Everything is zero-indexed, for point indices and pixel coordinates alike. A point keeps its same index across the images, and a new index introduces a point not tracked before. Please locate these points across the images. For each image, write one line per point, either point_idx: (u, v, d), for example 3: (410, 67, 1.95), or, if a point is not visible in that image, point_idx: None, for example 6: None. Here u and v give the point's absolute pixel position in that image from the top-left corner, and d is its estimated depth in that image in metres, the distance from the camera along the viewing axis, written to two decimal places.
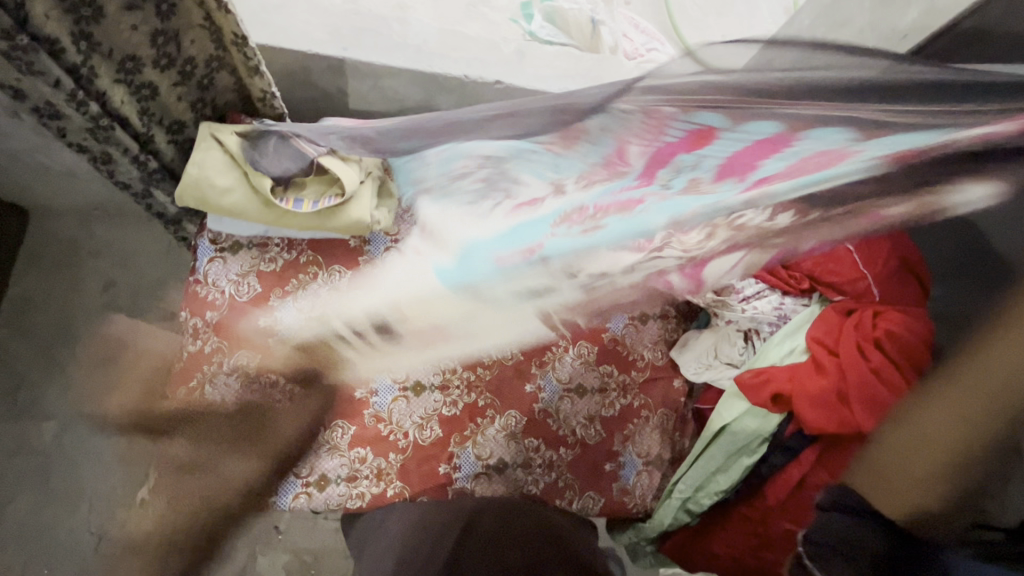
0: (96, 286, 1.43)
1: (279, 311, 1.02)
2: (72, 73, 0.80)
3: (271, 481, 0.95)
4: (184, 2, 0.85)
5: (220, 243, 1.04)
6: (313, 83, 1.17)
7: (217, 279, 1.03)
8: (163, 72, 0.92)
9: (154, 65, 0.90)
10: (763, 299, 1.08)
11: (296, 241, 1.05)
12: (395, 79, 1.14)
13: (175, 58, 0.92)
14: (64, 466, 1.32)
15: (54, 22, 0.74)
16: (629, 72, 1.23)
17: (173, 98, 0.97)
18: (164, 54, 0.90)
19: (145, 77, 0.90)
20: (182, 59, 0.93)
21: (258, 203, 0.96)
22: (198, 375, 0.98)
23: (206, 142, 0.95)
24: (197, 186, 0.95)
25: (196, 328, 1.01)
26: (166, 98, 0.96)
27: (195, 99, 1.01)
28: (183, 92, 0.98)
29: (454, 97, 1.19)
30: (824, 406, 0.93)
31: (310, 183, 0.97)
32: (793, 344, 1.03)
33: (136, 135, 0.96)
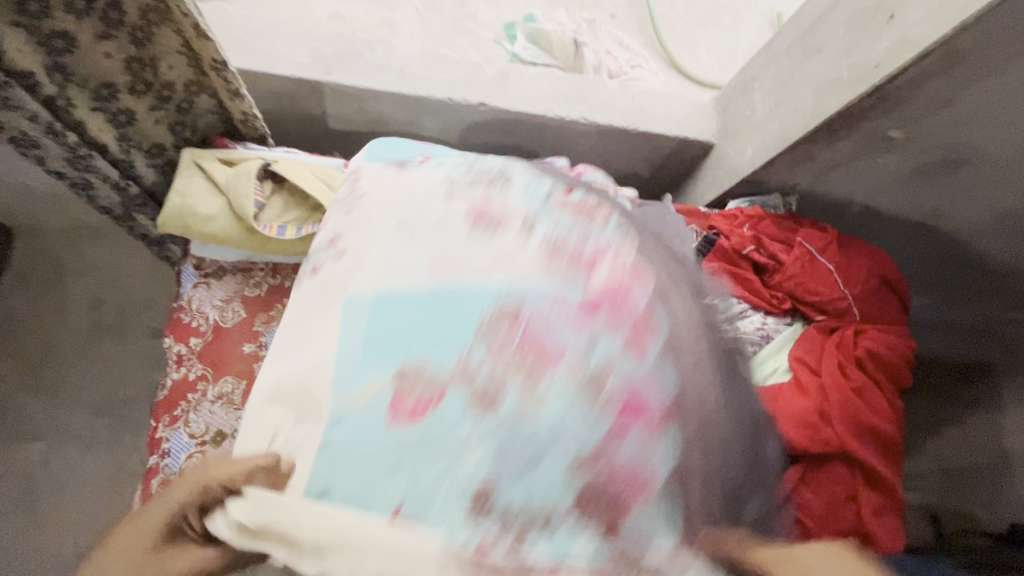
0: (84, 306, 1.59)
1: (265, 336, 1.00)
2: (49, 106, 0.82)
3: None
4: (161, 27, 0.85)
5: (204, 269, 1.03)
6: (299, 107, 1.18)
7: (202, 304, 1.01)
8: (140, 98, 0.91)
9: (130, 91, 0.89)
10: (747, 319, 1.08)
11: (281, 265, 1.04)
12: (379, 100, 1.14)
13: (153, 84, 0.91)
14: (51, 484, 1.46)
15: (27, 58, 0.75)
16: (612, 93, 1.23)
17: (151, 122, 0.96)
18: (141, 80, 0.89)
19: (122, 104, 0.90)
20: (160, 84, 0.92)
21: (241, 230, 0.96)
22: (182, 404, 0.95)
23: (189, 169, 0.97)
24: (181, 215, 0.95)
25: (180, 355, 0.99)
26: (145, 123, 0.95)
27: (174, 123, 1.00)
28: (162, 116, 0.97)
29: (441, 119, 1.20)
30: (808, 427, 0.95)
31: (294, 211, 0.99)
32: (775, 363, 1.04)
33: (117, 162, 0.97)
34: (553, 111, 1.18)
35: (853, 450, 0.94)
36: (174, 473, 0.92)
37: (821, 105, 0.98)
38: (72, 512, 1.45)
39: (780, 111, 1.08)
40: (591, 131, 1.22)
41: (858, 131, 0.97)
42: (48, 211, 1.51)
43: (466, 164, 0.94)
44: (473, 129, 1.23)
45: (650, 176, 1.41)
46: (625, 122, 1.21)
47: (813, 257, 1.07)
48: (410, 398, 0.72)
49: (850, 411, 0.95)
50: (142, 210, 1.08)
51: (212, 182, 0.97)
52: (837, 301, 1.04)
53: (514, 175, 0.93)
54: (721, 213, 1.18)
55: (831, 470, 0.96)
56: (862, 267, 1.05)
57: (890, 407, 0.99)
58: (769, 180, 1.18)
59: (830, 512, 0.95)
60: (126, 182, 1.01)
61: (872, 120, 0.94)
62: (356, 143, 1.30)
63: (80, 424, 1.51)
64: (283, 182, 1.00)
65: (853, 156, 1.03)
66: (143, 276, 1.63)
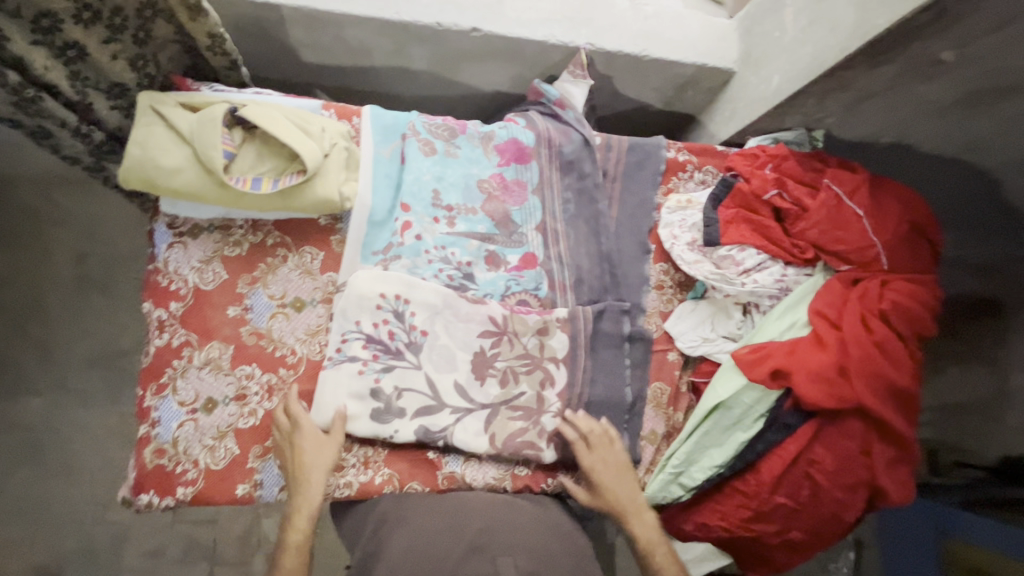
0: (68, 260, 1.60)
1: (250, 298, 0.95)
2: (72, 107, 0.86)
3: (255, 475, 0.91)
4: None
5: (177, 226, 0.94)
6: (269, 37, 1.05)
7: (179, 266, 0.94)
8: (88, 29, 0.79)
9: (75, 20, 0.77)
10: (765, 271, 1.00)
11: (261, 221, 0.96)
12: (359, 29, 1.03)
13: (102, 10, 0.79)
14: (58, 439, 1.54)
15: (53, 72, 0.79)
16: (622, 16, 1.11)
17: (107, 58, 0.85)
18: (87, 8, 0.77)
19: (67, 36, 0.78)
20: (109, 11, 0.80)
21: (211, 184, 0.86)
22: (168, 372, 0.91)
23: (147, 118, 0.86)
24: (141, 167, 0.84)
25: (161, 321, 0.92)
26: (99, 58, 0.84)
27: (134, 57, 0.89)
28: (118, 50, 0.86)
29: (429, 49, 1.09)
30: (825, 383, 0.90)
31: (270, 161, 0.89)
32: (793, 317, 0.98)
33: (72, 104, 0.86)
34: (556, 38, 1.08)
35: (868, 406, 0.90)
36: (167, 441, 0.89)
37: (865, 22, 0.86)
38: (83, 462, 1.55)
39: (814, 32, 0.97)
40: (599, 58, 1.12)
41: (905, 54, 0.86)
42: (28, 160, 1.52)
43: (441, 254, 0.99)
44: (464, 58, 1.11)
45: (660, 109, 1.31)
46: (637, 48, 1.11)
47: (839, 201, 0.98)
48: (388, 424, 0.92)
49: (870, 362, 0.90)
50: (110, 155, 0.98)
51: (174, 131, 0.86)
52: (864, 248, 0.96)
53: (477, 258, 1.00)
54: (741, 152, 1.09)
55: (844, 425, 0.92)
56: (894, 211, 0.96)
57: (912, 359, 0.94)
58: (795, 113, 1.09)
59: (841, 466, 0.92)
60: (88, 128, 0.90)
61: (922, 40, 0.82)
62: (338, 80, 1.18)
63: (81, 377, 1.57)
64: (255, 128, 0.90)
65: (896, 83, 0.93)
66: (125, 228, 1.63)
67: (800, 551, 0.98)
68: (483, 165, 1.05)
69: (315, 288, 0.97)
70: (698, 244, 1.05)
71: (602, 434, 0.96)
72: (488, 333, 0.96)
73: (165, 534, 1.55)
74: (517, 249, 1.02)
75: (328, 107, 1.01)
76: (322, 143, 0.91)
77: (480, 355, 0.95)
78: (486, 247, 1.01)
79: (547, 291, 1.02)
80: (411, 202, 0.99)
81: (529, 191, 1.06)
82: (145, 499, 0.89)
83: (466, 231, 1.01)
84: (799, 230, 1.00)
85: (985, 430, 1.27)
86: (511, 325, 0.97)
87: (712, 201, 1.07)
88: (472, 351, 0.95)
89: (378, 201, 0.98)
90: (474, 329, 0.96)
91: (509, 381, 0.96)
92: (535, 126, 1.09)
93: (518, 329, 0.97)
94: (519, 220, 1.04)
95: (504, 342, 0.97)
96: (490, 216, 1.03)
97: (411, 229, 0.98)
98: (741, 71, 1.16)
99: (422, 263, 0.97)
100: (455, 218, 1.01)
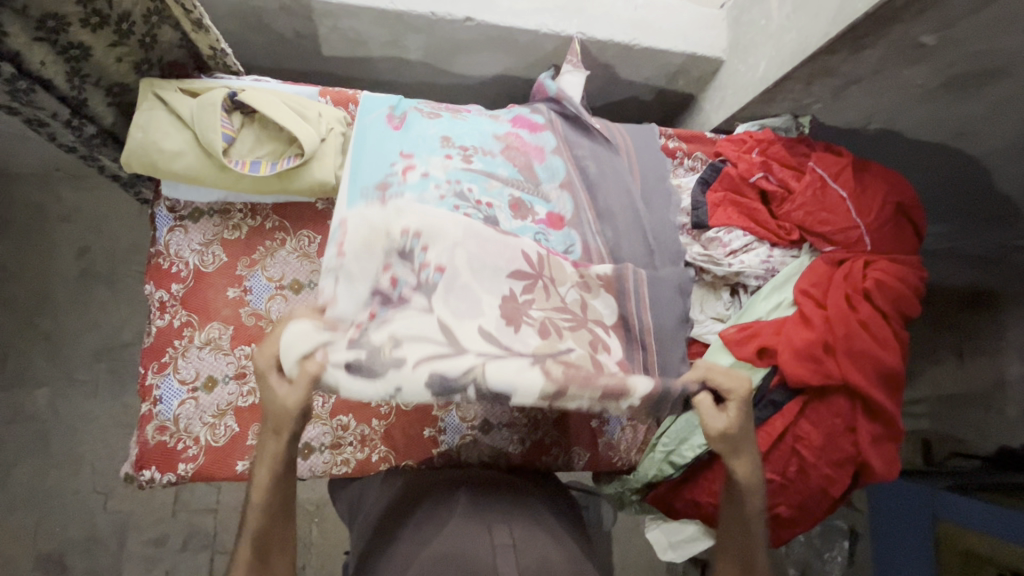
0: (71, 252, 1.63)
1: (249, 280, 0.97)
2: (66, 102, 0.87)
3: (255, 452, 0.93)
4: None
5: (178, 210, 0.96)
6: (267, 27, 1.08)
7: (179, 249, 0.96)
8: (96, 32, 0.83)
9: (83, 23, 0.81)
10: (751, 252, 1.02)
11: (259, 206, 0.99)
12: (355, 19, 1.06)
13: (109, 16, 0.83)
14: (61, 429, 1.56)
15: (51, 68, 0.82)
16: (613, 6, 1.14)
17: (111, 60, 0.88)
18: (94, 12, 0.81)
19: (74, 37, 0.82)
20: (115, 16, 0.83)
21: (211, 168, 0.89)
22: (170, 351, 0.93)
23: (148, 104, 0.88)
24: (143, 152, 0.87)
25: (162, 302, 0.94)
26: (103, 59, 0.87)
27: (139, 60, 0.92)
28: (123, 53, 0.89)
29: (424, 39, 1.11)
30: (811, 359, 0.92)
31: (269, 145, 0.91)
32: (779, 297, 1.00)
33: (67, 99, 0.87)
34: (547, 27, 1.10)
35: (853, 383, 0.92)
36: (168, 418, 0.91)
37: (845, 7, 0.88)
38: (86, 452, 1.57)
39: (799, 19, 0.99)
40: (590, 47, 1.14)
41: (885, 39, 0.88)
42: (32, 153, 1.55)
43: (455, 189, 0.90)
44: (459, 48, 1.14)
45: (652, 98, 1.33)
46: (627, 37, 1.14)
47: (824, 184, 1.00)
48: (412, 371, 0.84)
49: (855, 340, 0.92)
50: (102, 149, 0.98)
51: (175, 115, 0.88)
52: (848, 229, 0.98)
53: (499, 202, 0.93)
54: (729, 138, 1.12)
55: (830, 402, 0.95)
56: (877, 194, 0.99)
57: (895, 338, 0.96)
58: (782, 100, 1.11)
59: (826, 442, 0.94)
60: (80, 121, 0.90)
61: (902, 23, 0.84)
62: (336, 70, 1.21)
63: (85, 368, 1.60)
64: (253, 113, 0.92)
65: (878, 68, 0.95)
66: (125, 220, 1.66)
67: (788, 527, 1.00)
68: (497, 130, 1.01)
69: (313, 271, 0.99)
70: (687, 227, 1.07)
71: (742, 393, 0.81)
72: (520, 272, 0.81)
73: (167, 523, 1.57)
74: (545, 203, 0.97)
75: (324, 93, 1.03)
76: (319, 127, 0.93)
77: (512, 300, 0.78)
78: (510, 193, 0.95)
79: (581, 252, 0.94)
80: (414, 152, 0.94)
81: (550, 152, 1.02)
82: (147, 475, 0.91)
83: (484, 171, 0.95)
84: (785, 212, 1.02)
85: (983, 422, 1.31)
86: (547, 266, 0.85)
87: (701, 184, 1.09)
88: (501, 296, 0.78)
89: (378, 152, 0.93)
90: (504, 264, 0.81)
91: (549, 331, 0.77)
92: (541, 110, 1.09)
93: (557, 274, 0.86)
94: (544, 178, 1.00)
95: (538, 288, 0.82)
96: (510, 163, 0.98)
97: (415, 170, 0.91)
98: (730, 59, 1.18)
99: (432, 197, 0.88)
100: (470, 155, 0.95)
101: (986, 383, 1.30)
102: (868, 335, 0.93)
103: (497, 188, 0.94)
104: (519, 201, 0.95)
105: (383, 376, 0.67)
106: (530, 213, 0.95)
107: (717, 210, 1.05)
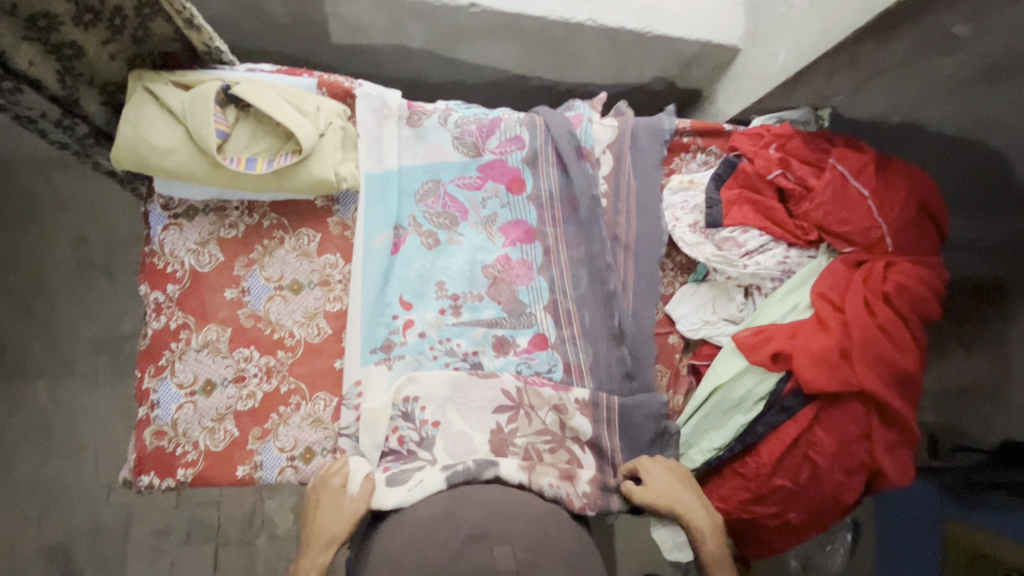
0: (67, 242, 1.60)
1: (247, 281, 0.94)
2: (57, 102, 0.84)
3: (255, 456, 0.90)
4: None
5: (173, 208, 0.93)
6: (264, 13, 1.03)
7: (174, 248, 0.93)
8: (88, 30, 0.79)
9: (75, 21, 0.77)
10: (767, 253, 0.99)
11: (257, 203, 0.95)
12: (355, 5, 1.01)
13: (101, 12, 0.79)
14: (62, 421, 1.55)
15: (40, 68, 0.79)
16: None
17: (104, 58, 0.84)
18: (86, 9, 0.77)
19: (66, 36, 0.78)
20: (109, 12, 0.79)
21: (205, 164, 0.85)
22: (166, 354, 0.91)
23: (139, 97, 0.84)
24: (134, 147, 0.83)
25: (158, 304, 0.92)
26: (97, 57, 0.83)
27: (133, 56, 0.87)
28: (117, 50, 0.84)
29: (428, 26, 1.06)
30: (827, 365, 0.89)
31: (265, 140, 0.87)
32: (794, 300, 0.97)
33: (59, 99, 0.84)
34: (557, 14, 1.05)
35: (870, 389, 0.89)
36: (166, 423, 0.89)
37: None
38: (87, 443, 1.56)
39: (822, 6, 0.94)
40: (601, 35, 1.09)
41: (915, 29, 0.83)
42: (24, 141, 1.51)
43: (446, 347, 0.95)
44: (464, 36, 1.09)
45: (665, 87, 1.28)
46: (640, 24, 1.09)
47: (845, 181, 0.96)
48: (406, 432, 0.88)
49: (873, 345, 0.89)
50: (96, 147, 0.95)
51: (167, 110, 0.84)
52: (868, 231, 0.94)
53: (483, 346, 0.96)
54: (745, 132, 1.07)
55: (845, 407, 0.92)
56: (900, 192, 0.94)
57: (914, 343, 0.93)
58: (802, 91, 1.06)
59: (841, 449, 0.92)
60: (71, 121, 0.87)
61: (936, 13, 0.79)
62: (337, 58, 1.16)
63: (85, 360, 1.58)
64: (248, 107, 0.88)
65: (905, 59, 0.90)
66: (122, 210, 1.62)
67: (798, 532, 0.98)
68: (488, 250, 1.01)
69: (312, 270, 0.96)
70: (700, 225, 1.03)
71: (665, 469, 0.93)
72: (503, 407, 0.92)
73: (171, 514, 1.56)
74: (527, 332, 0.98)
75: (322, 84, 0.98)
76: (319, 124, 0.90)
77: (497, 433, 0.90)
78: (494, 333, 0.97)
79: (562, 374, 0.96)
80: (413, 300, 0.96)
81: (536, 269, 1.01)
82: (145, 480, 0.89)
83: (472, 320, 0.97)
84: (803, 211, 0.98)
85: (988, 415, 1.21)
86: (526, 398, 0.93)
87: (716, 181, 1.04)
88: (489, 431, 0.90)
89: (374, 292, 0.95)
90: (488, 405, 0.91)
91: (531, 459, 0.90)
92: (539, 197, 1.04)
93: (534, 402, 0.93)
94: (527, 300, 0.99)
95: (520, 416, 0.92)
96: (496, 299, 0.98)
97: (414, 327, 0.95)
98: (748, 48, 1.13)
99: (426, 359, 0.94)
100: (460, 307, 0.97)
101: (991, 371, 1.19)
102: (885, 339, 0.90)
103: (484, 329, 0.97)
104: (500, 329, 0.97)
105: (407, 481, 0.82)
106: (512, 343, 0.97)
107: (732, 208, 1.01)
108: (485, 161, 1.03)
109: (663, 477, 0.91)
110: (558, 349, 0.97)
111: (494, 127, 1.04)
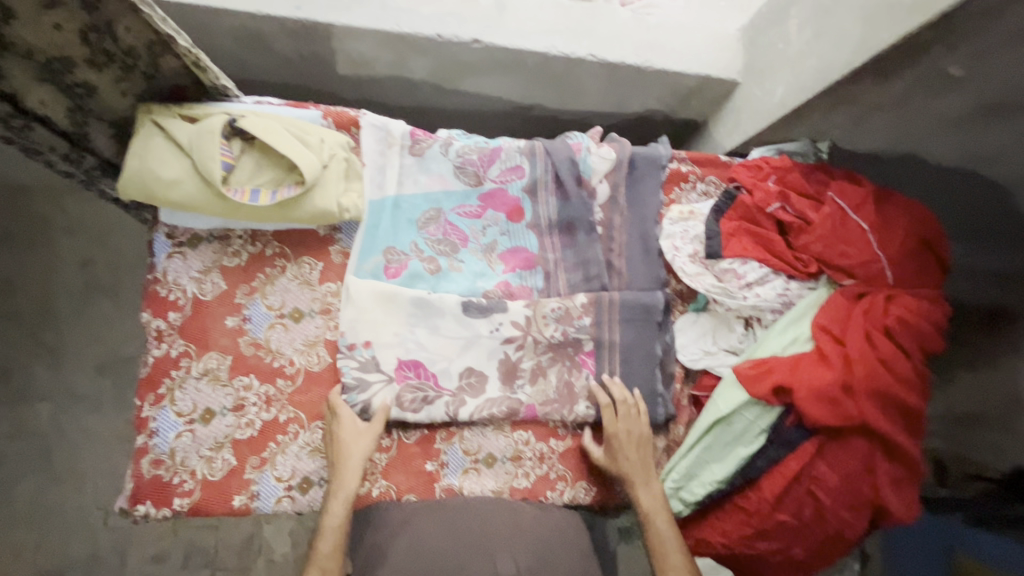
0: (73, 265, 1.61)
1: (249, 308, 0.94)
2: (66, 137, 0.87)
3: (252, 486, 0.90)
4: None
5: (177, 236, 0.94)
6: (271, 47, 1.05)
7: (178, 276, 0.94)
8: (100, 69, 0.81)
9: (88, 62, 0.80)
10: (767, 284, 0.99)
11: (260, 232, 0.96)
12: (359, 40, 1.03)
13: (115, 53, 0.80)
14: (62, 445, 1.55)
15: (51, 107, 0.82)
16: (626, 26, 1.10)
17: (116, 95, 0.85)
18: (101, 51, 0.79)
19: (79, 75, 0.81)
20: (121, 52, 0.81)
21: (209, 196, 0.86)
22: (167, 381, 0.91)
23: (147, 130, 0.86)
24: (141, 180, 0.85)
25: (159, 331, 0.92)
26: (109, 96, 0.85)
27: (143, 95, 0.88)
28: (129, 88, 0.86)
29: (430, 61, 1.09)
30: (828, 400, 0.89)
31: (269, 172, 0.89)
32: (796, 331, 0.97)
33: (68, 134, 0.87)
34: (557, 48, 1.07)
35: (873, 423, 0.88)
36: (164, 452, 0.89)
37: (871, 37, 0.85)
38: (86, 466, 1.55)
39: (819, 44, 0.95)
40: (601, 68, 1.11)
41: (912, 69, 0.84)
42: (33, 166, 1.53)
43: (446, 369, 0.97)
44: (467, 70, 1.11)
45: (666, 117, 1.30)
46: (639, 59, 1.10)
47: (844, 215, 0.96)
48: (395, 264, 0.99)
49: (875, 380, 0.89)
50: (104, 178, 0.98)
51: (174, 143, 0.86)
52: (868, 264, 0.94)
53: (488, 367, 0.99)
54: (744, 163, 1.08)
55: (848, 442, 0.91)
56: (901, 225, 0.94)
57: (917, 376, 0.92)
58: (800, 124, 1.07)
59: (845, 485, 0.90)
60: (79, 155, 0.91)
61: (933, 55, 0.80)
62: (341, 88, 1.18)
63: (86, 382, 1.58)
64: (254, 140, 0.90)
65: (904, 97, 0.91)
66: (130, 234, 1.64)
67: (803, 570, 0.96)
68: (487, 276, 1.02)
69: (313, 298, 0.97)
70: (700, 256, 1.03)
71: (627, 408, 0.98)
72: (511, 339, 0.99)
73: (168, 539, 1.55)
74: (531, 356, 1.00)
75: (327, 116, 0.99)
76: (320, 155, 0.90)
77: (507, 361, 0.99)
78: (500, 356, 0.99)
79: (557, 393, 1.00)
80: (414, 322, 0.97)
81: (537, 294, 1.02)
82: (141, 510, 0.88)
83: (471, 343, 0.98)
84: (803, 244, 0.98)
85: (997, 443, 1.20)
86: (534, 327, 0.99)
87: (715, 213, 1.05)
88: (500, 359, 0.99)
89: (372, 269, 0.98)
90: (498, 338, 0.98)
91: (540, 377, 1.00)
92: (538, 224, 1.05)
93: (540, 330, 0.99)
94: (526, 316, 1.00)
95: (526, 343, 0.99)
96: None
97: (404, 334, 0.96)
98: (746, 82, 1.15)
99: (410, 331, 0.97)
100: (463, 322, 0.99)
101: (1005, 397, 1.18)
102: (884, 371, 0.89)
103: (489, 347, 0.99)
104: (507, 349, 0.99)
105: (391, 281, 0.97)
106: (509, 354, 0.99)
107: (733, 240, 1.01)
108: (486, 190, 1.04)
109: (626, 445, 0.96)
110: (555, 365, 1.01)
111: (494, 156, 1.04)
